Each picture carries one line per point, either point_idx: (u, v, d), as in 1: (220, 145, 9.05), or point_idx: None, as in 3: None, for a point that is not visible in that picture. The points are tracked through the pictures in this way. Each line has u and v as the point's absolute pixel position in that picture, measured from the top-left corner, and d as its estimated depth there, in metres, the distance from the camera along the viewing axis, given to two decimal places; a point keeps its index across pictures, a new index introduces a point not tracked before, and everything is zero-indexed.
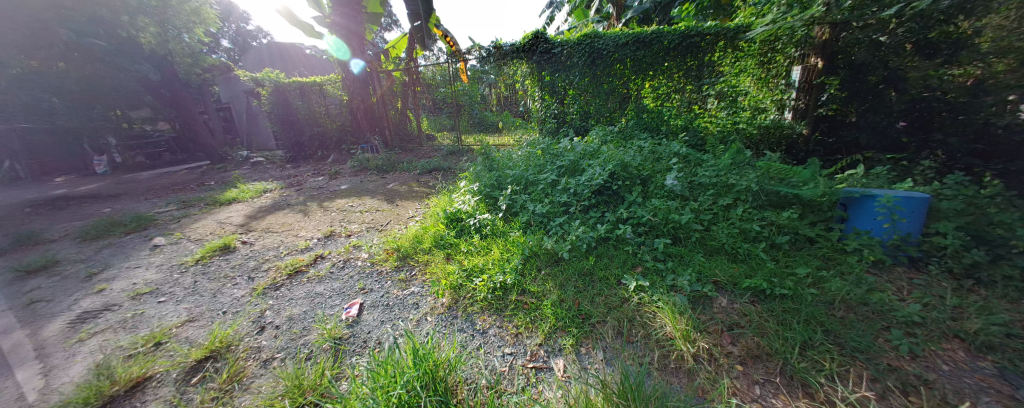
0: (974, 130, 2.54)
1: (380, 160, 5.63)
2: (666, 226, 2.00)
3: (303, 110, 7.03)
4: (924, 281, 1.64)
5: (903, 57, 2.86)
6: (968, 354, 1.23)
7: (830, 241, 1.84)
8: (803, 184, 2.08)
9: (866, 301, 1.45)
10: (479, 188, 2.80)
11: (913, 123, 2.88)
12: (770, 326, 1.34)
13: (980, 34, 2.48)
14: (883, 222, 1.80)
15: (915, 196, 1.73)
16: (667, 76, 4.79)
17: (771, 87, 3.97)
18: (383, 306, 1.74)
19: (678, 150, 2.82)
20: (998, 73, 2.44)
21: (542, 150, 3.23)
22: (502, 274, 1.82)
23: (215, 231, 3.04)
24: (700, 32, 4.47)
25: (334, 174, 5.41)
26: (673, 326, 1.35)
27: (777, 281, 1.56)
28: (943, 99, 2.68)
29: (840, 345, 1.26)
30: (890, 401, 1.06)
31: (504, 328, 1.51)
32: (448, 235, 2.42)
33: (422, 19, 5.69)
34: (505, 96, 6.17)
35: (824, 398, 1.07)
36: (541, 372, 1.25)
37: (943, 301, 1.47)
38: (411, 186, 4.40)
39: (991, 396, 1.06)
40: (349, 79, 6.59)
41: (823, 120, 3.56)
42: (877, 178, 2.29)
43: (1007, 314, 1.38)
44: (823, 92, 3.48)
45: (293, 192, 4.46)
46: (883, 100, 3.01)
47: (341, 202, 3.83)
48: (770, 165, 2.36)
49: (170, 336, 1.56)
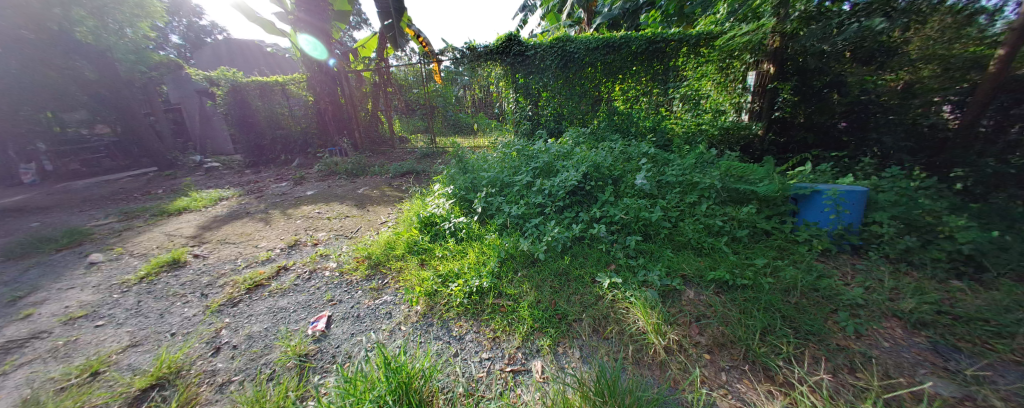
0: (904, 129, 2.87)
1: (349, 164, 5.40)
2: (638, 224, 2.07)
3: (264, 112, 6.62)
4: (864, 266, 1.81)
5: (842, 64, 3.24)
6: (905, 331, 1.37)
7: (784, 233, 1.99)
8: (759, 181, 2.24)
9: (817, 287, 1.57)
10: (453, 191, 2.75)
11: (851, 124, 3.24)
12: (733, 315, 1.42)
13: (909, 42, 2.89)
14: (830, 214, 1.96)
15: (856, 189, 1.91)
16: (635, 80, 4.97)
17: (730, 90, 4.42)
18: (352, 318, 1.66)
19: (647, 150, 2.92)
20: (923, 78, 2.82)
21: (517, 152, 3.24)
22: (478, 278, 1.80)
23: (163, 244, 2.78)
24: (665, 38, 4.66)
25: (299, 180, 5.10)
26: (645, 321, 1.39)
27: (738, 271, 1.67)
28: (877, 102, 3.04)
29: (796, 329, 1.35)
30: (840, 378, 1.15)
31: (480, 334, 1.49)
32: (423, 240, 2.35)
33: (393, 17, 5.55)
34: (479, 98, 6.10)
35: (782, 380, 1.15)
36: (519, 376, 1.25)
37: (883, 284, 1.63)
38: (383, 190, 4.26)
39: (927, 368, 1.18)
40: (315, 78, 6.29)
41: (776, 122, 3.89)
42: (822, 175, 2.50)
43: (935, 293, 1.54)
44: (776, 97, 3.83)
45: (253, 199, 4.18)
46: (828, 102, 3.37)
47: (306, 209, 3.63)
48: (730, 164, 2.50)
49: (109, 365, 1.39)
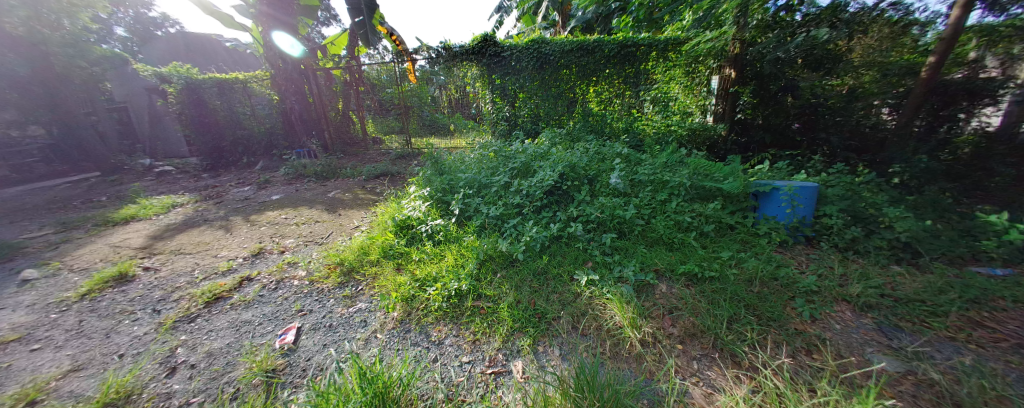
0: (850, 128, 3.20)
1: (318, 166, 5.16)
2: (613, 222, 2.13)
3: (224, 112, 6.12)
4: (817, 255, 1.96)
5: (795, 69, 3.52)
6: (853, 313, 1.49)
7: (747, 226, 2.12)
8: (724, 178, 2.38)
9: (776, 277, 1.69)
10: (430, 193, 2.70)
11: (804, 125, 3.55)
12: (702, 306, 1.50)
13: (853, 50, 3.25)
14: (786, 208, 2.12)
15: (808, 185, 2.07)
16: (608, 82, 5.12)
17: (696, 94, 4.71)
18: (324, 328, 1.59)
19: (620, 150, 3.01)
20: (864, 83, 3.15)
21: (494, 152, 3.23)
22: (457, 280, 1.78)
23: (109, 257, 2.52)
24: (636, 42, 4.84)
25: (263, 184, 4.81)
26: (622, 315, 1.43)
27: (706, 264, 1.76)
28: (826, 105, 3.34)
29: (759, 316, 1.44)
30: (799, 360, 1.23)
31: (460, 337, 1.47)
32: (398, 244, 2.29)
33: (364, 15, 5.46)
34: (455, 98, 6.04)
35: (748, 365, 1.22)
36: (500, 377, 1.24)
37: (834, 271, 1.78)
38: (356, 193, 4.11)
39: (874, 347, 1.29)
40: (279, 76, 5.96)
41: (738, 123, 4.15)
42: (778, 172, 2.69)
43: (879, 278, 1.70)
44: (738, 99, 4.08)
45: (212, 205, 3.88)
46: (782, 104, 3.66)
47: (272, 215, 3.42)
48: (698, 162, 2.65)
49: (46, 392, 1.23)
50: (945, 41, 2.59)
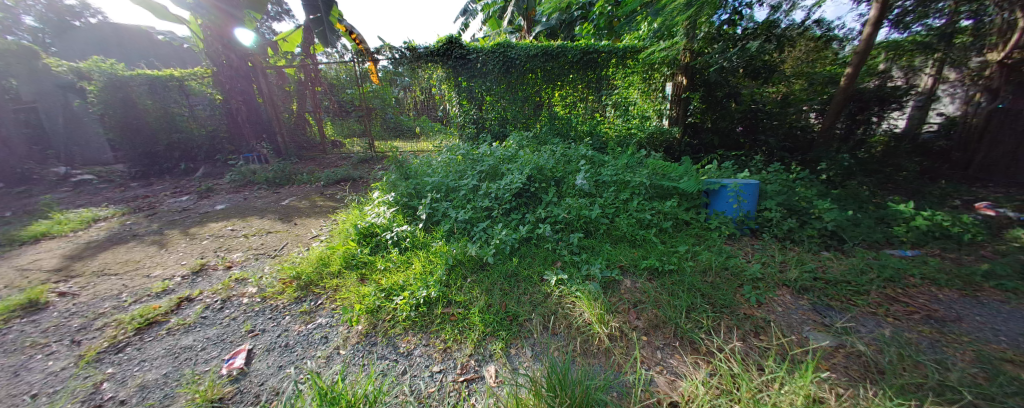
0: (784, 131, 3.75)
1: (270, 172, 4.77)
2: (580, 221, 2.20)
3: (157, 110, 5.27)
4: (760, 245, 2.17)
5: (738, 77, 3.97)
6: (792, 296, 1.66)
7: (700, 222, 2.29)
8: (679, 178, 2.55)
9: (726, 266, 1.84)
10: (395, 197, 2.62)
11: (745, 128, 4.03)
12: (664, 298, 1.59)
13: (786, 62, 3.80)
14: (733, 203, 2.32)
15: (750, 182, 2.29)
16: (573, 87, 5.29)
17: (652, 99, 5.00)
18: (280, 348, 1.46)
19: (584, 152, 3.12)
20: (792, 91, 3.75)
21: (461, 155, 3.19)
22: (425, 288, 1.73)
23: (9, 282, 2.13)
24: (597, 49, 5.06)
25: (204, 193, 4.34)
26: (590, 312, 1.48)
27: (665, 258, 1.88)
28: (764, 110, 3.85)
29: (713, 304, 1.56)
30: (749, 342, 1.35)
31: (430, 346, 1.43)
32: (362, 253, 2.19)
33: (321, 12, 5.18)
34: (421, 100, 5.96)
35: (705, 350, 1.31)
36: (473, 384, 1.22)
37: (774, 258, 1.98)
38: (314, 200, 3.85)
39: (810, 325, 1.45)
40: (223, 74, 5.49)
41: (690, 127, 4.46)
42: (725, 171, 2.94)
43: (811, 263, 1.92)
44: (688, 104, 4.37)
45: (143, 218, 3.44)
46: (726, 109, 4.09)
47: (215, 227, 3.10)
48: (655, 163, 2.84)
49: None
50: (859, 54, 3.01)
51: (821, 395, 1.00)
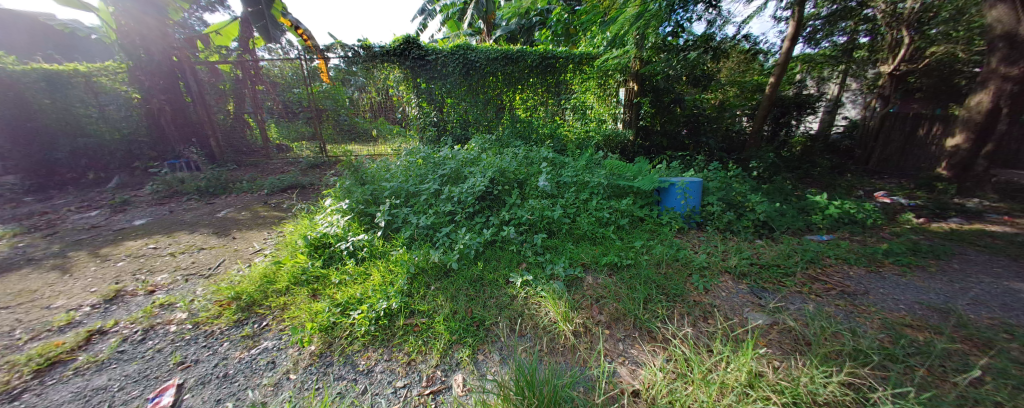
0: (722, 133, 4.39)
1: (202, 180, 4.26)
2: (542, 222, 2.25)
3: (57, 113, 4.31)
4: (705, 237, 2.37)
5: (681, 84, 4.44)
6: (733, 281, 1.84)
7: (653, 218, 2.45)
8: (633, 177, 2.73)
9: (676, 258, 1.99)
10: (350, 204, 2.46)
11: (689, 130, 4.45)
12: (623, 292, 1.67)
13: (720, 72, 4.40)
14: (681, 200, 2.52)
15: (695, 180, 2.51)
16: (533, 90, 5.40)
17: (607, 103, 5.35)
18: (217, 379, 1.29)
19: (545, 154, 3.18)
20: (729, 97, 4.49)
21: (422, 159, 3.11)
22: (386, 299, 1.65)
23: None
24: (555, 55, 5.24)
25: (119, 206, 3.74)
26: (555, 311, 1.51)
27: (622, 254, 1.98)
28: (704, 114, 4.38)
29: (667, 293, 1.67)
30: (699, 327, 1.46)
31: (393, 361, 1.36)
32: (313, 266, 2.02)
33: (260, 5, 4.80)
34: (377, 102, 5.60)
35: (662, 337, 1.40)
36: (440, 395, 1.18)
37: (717, 248, 2.18)
38: (256, 211, 3.49)
39: (749, 306, 1.61)
40: (139, 69, 4.78)
41: (643, 129, 4.78)
42: (673, 170, 3.19)
43: (748, 250, 2.14)
44: (639, 109, 4.66)
45: (35, 240, 2.85)
46: (671, 112, 4.50)
47: (133, 245, 2.68)
48: (612, 164, 2.98)
49: None
50: (780, 66, 3.45)
51: (761, 369, 1.11)
